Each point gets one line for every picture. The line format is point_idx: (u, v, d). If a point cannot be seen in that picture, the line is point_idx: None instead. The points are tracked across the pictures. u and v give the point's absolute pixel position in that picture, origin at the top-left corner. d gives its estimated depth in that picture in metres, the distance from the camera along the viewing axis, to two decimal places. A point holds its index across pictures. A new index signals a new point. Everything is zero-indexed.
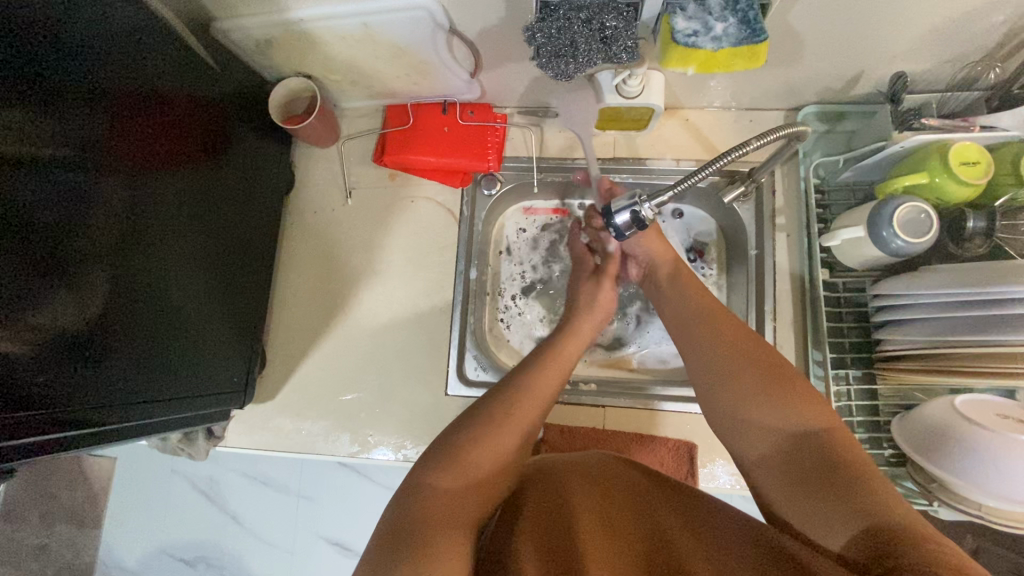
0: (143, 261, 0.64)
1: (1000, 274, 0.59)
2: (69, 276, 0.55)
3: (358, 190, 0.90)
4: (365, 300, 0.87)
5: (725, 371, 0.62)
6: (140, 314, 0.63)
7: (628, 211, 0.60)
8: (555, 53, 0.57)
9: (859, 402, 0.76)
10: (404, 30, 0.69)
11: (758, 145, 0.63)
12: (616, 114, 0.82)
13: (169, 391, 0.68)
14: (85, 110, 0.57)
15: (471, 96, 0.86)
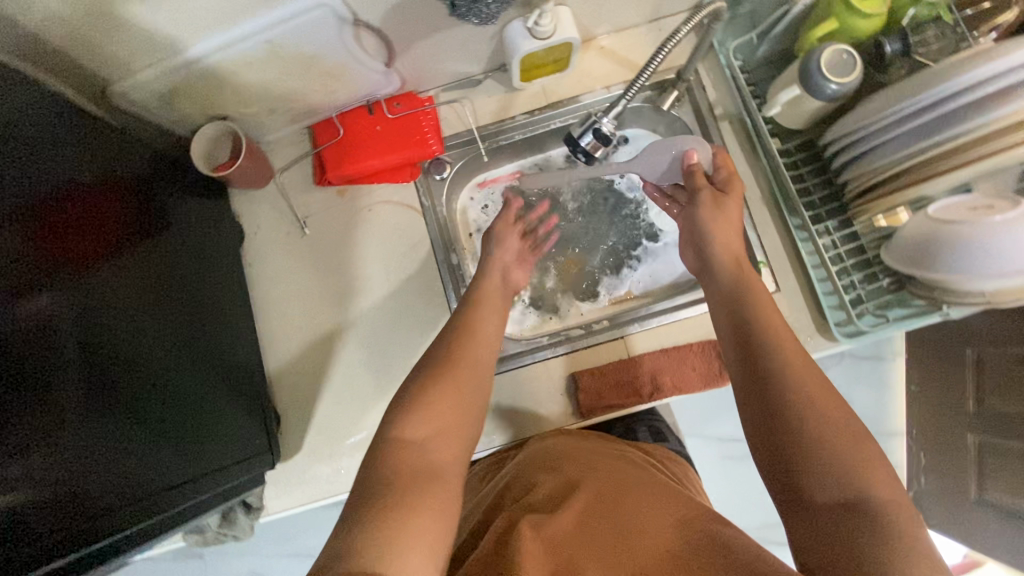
0: (125, 354, 0.60)
1: (944, 73, 0.62)
2: (50, 392, 0.49)
3: (312, 218, 0.87)
4: (356, 322, 0.84)
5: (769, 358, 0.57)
6: (142, 406, 0.59)
7: (591, 133, 0.61)
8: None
9: (845, 248, 0.80)
10: (309, 35, 0.67)
11: (677, 41, 0.66)
12: (535, 60, 0.83)
13: (193, 471, 0.64)
14: (16, 213, 0.50)
15: (392, 89, 0.84)
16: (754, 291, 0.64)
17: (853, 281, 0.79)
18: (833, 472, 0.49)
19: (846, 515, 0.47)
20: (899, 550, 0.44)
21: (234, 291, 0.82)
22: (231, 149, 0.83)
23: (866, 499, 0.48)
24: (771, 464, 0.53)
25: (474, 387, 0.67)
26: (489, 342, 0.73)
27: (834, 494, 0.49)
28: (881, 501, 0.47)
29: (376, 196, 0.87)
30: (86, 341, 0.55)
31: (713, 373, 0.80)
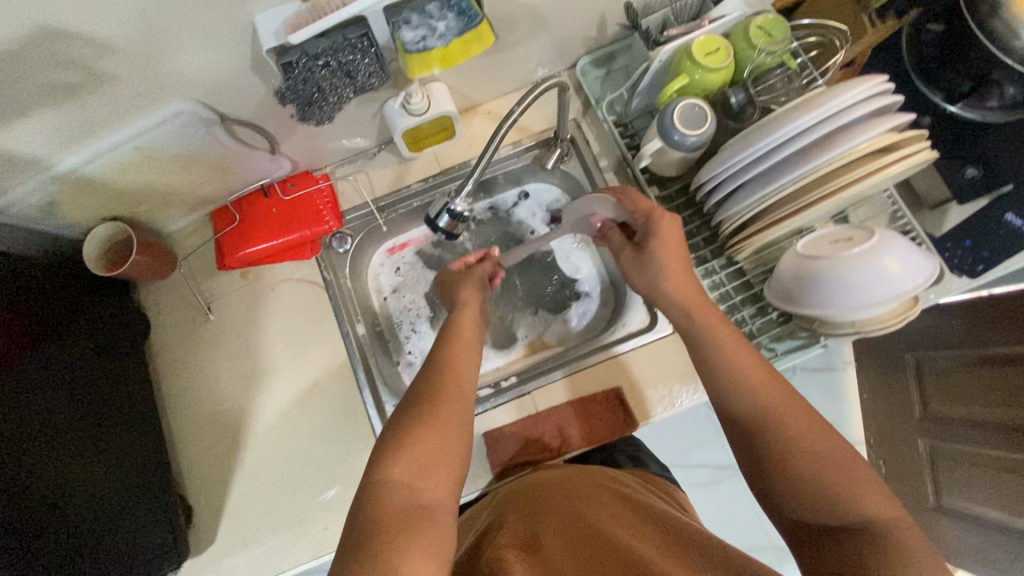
0: None
1: (779, 121, 0.66)
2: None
3: (218, 303, 0.88)
4: (268, 402, 0.85)
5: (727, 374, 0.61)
6: None
7: (447, 213, 0.63)
8: (307, 101, 0.63)
9: (733, 285, 0.82)
10: (176, 137, 0.69)
11: (522, 111, 0.66)
12: (419, 132, 0.86)
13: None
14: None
15: (285, 171, 0.87)
16: (721, 336, 0.63)
17: (745, 317, 0.81)
18: (823, 501, 0.51)
19: (843, 539, 0.49)
20: (900, 558, 0.46)
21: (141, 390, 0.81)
22: (120, 252, 0.83)
23: (849, 483, 0.51)
24: (764, 492, 0.55)
25: (461, 421, 0.64)
26: (467, 375, 0.69)
27: (829, 518, 0.50)
28: (872, 516, 0.49)
29: (280, 274, 0.89)
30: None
31: (619, 422, 0.81)
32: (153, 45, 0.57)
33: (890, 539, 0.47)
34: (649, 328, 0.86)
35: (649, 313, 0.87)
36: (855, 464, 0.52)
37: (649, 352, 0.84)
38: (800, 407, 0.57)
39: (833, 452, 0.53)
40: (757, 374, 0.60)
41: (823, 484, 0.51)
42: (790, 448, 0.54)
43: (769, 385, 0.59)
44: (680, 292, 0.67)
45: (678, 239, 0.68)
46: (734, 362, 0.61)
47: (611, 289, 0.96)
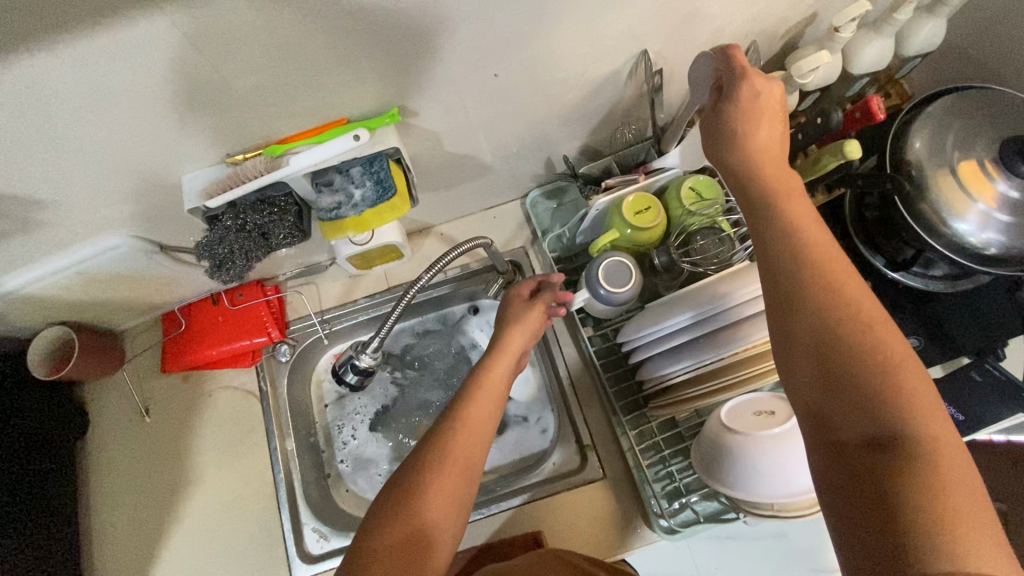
0: None
1: (707, 291, 0.67)
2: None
3: (155, 404, 0.90)
4: (189, 513, 0.85)
5: (785, 241, 0.46)
6: None
7: (350, 368, 0.66)
8: (225, 257, 0.64)
9: (664, 435, 0.80)
10: (118, 263, 0.73)
11: (432, 277, 0.68)
12: (365, 255, 0.88)
13: None
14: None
15: (235, 282, 0.90)
16: (788, 207, 0.48)
17: (672, 473, 0.78)
18: (871, 402, 0.39)
19: (886, 459, 0.37)
20: (945, 503, 0.35)
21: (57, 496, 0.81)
22: (59, 356, 0.85)
23: (913, 401, 0.39)
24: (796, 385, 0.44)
25: (470, 481, 0.58)
26: (485, 432, 0.62)
27: (864, 432, 0.39)
28: (927, 437, 0.37)
29: (221, 380, 0.91)
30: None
31: None
32: (86, 196, 0.60)
33: (949, 469, 0.36)
34: (577, 470, 0.83)
35: (580, 453, 0.85)
36: (920, 381, 0.39)
37: (574, 496, 0.82)
38: (868, 300, 0.43)
39: (894, 352, 0.40)
40: (827, 253, 0.45)
41: (875, 387, 0.39)
42: (845, 348, 0.41)
43: (836, 269, 0.44)
44: (754, 158, 0.51)
45: (769, 108, 0.51)
46: (800, 235, 0.46)
47: (550, 418, 0.94)
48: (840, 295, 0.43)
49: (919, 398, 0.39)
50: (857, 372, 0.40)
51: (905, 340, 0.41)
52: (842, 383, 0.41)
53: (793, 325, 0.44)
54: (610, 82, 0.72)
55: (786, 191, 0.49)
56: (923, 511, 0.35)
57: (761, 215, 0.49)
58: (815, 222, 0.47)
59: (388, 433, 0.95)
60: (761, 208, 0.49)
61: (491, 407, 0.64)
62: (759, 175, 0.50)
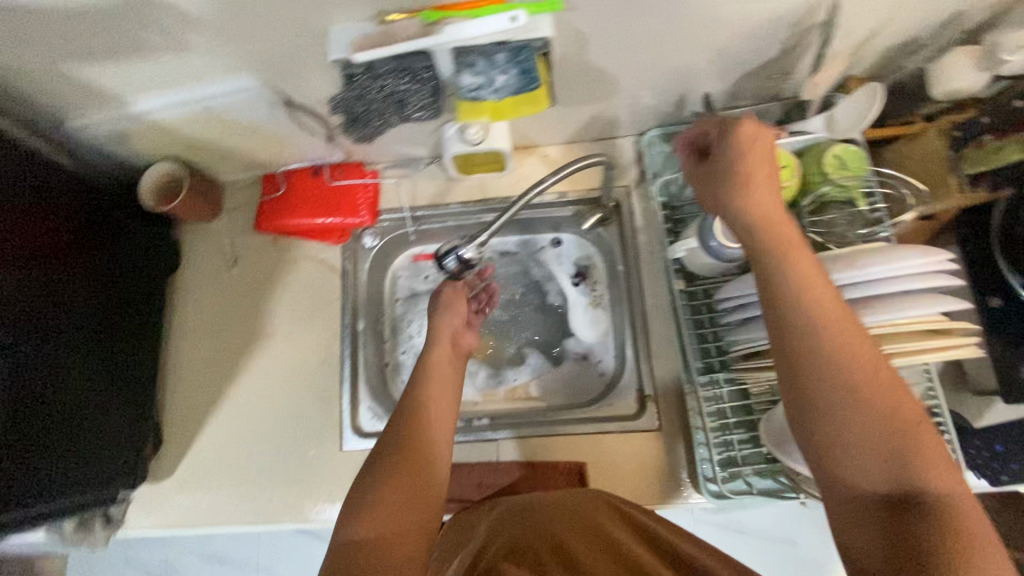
0: (25, 356, 0.66)
1: (833, 262, 0.62)
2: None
3: (243, 259, 0.93)
4: (257, 365, 0.89)
5: (804, 309, 0.49)
6: (34, 407, 0.66)
7: (454, 256, 0.66)
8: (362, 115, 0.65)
9: (732, 404, 0.77)
10: (244, 109, 0.74)
11: (554, 182, 0.68)
12: (469, 157, 0.87)
13: (62, 476, 0.70)
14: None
15: (338, 158, 0.90)
16: (799, 268, 0.51)
17: (732, 441, 0.76)
18: (900, 463, 0.45)
19: (918, 513, 0.44)
20: (973, 544, 0.41)
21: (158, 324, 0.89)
22: (163, 192, 0.88)
23: (920, 452, 0.45)
24: (812, 451, 0.49)
25: (426, 475, 0.64)
26: (441, 427, 0.69)
27: (888, 488, 0.46)
28: (936, 488, 0.44)
29: (305, 251, 0.93)
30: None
31: None
32: (235, 28, 0.60)
33: (960, 513, 0.43)
34: (633, 417, 0.82)
35: (638, 402, 0.83)
36: (926, 431, 0.46)
37: (625, 440, 0.82)
38: (876, 359, 0.48)
39: (910, 415, 0.46)
40: (840, 318, 0.48)
41: (891, 443, 0.45)
42: (866, 409, 0.46)
43: (852, 330, 0.48)
44: (763, 225, 0.53)
45: (764, 157, 0.55)
46: (809, 295, 0.49)
47: (612, 363, 0.93)
48: (845, 353, 0.47)
49: (930, 446, 0.45)
50: (882, 437, 0.46)
51: (911, 397, 0.47)
52: (872, 443, 0.46)
53: (797, 382, 0.49)
54: (783, 21, 0.66)
55: (803, 253, 0.52)
56: (941, 539, 0.42)
57: (779, 275, 0.51)
58: (832, 290, 0.50)
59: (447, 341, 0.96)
60: (774, 269, 0.51)
61: (448, 405, 0.72)
62: (782, 228, 0.53)
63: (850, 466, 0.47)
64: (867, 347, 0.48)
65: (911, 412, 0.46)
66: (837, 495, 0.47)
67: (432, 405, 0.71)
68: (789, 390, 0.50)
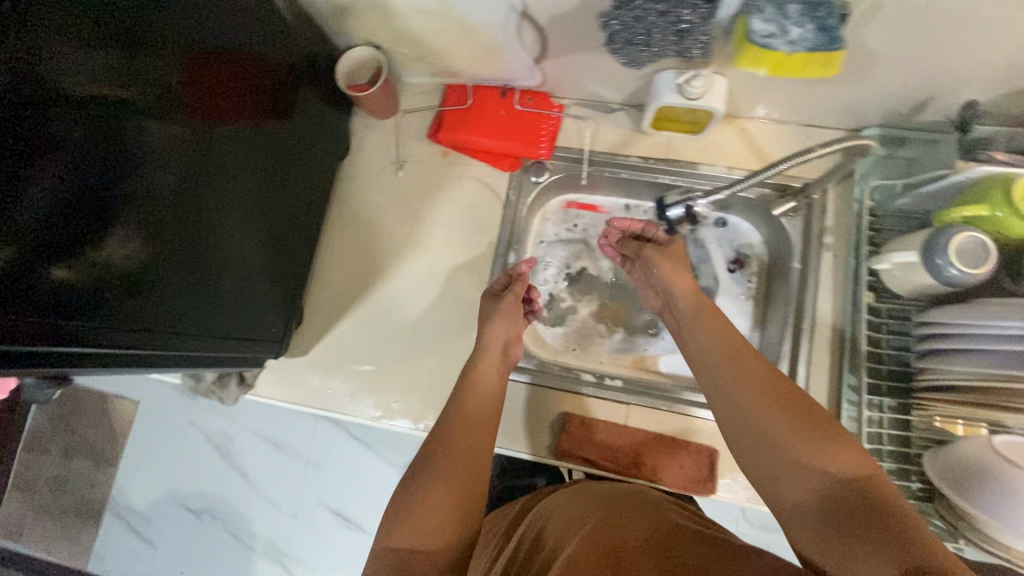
0: (195, 206, 0.65)
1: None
2: (61, 196, 0.48)
3: (410, 164, 0.92)
4: (405, 271, 0.90)
5: (712, 363, 0.65)
6: (194, 258, 0.66)
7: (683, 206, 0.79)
8: (631, 39, 0.60)
9: (891, 431, 0.74)
10: (479, 9, 0.71)
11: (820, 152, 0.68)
12: (673, 114, 0.82)
13: (220, 330, 0.72)
14: (112, 40, 0.52)
15: (532, 83, 0.87)
16: (706, 327, 0.69)
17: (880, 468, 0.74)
18: (820, 472, 0.52)
19: (857, 527, 0.47)
20: (900, 537, 0.45)
21: (310, 201, 0.87)
22: (365, 78, 0.88)
23: (851, 474, 0.51)
24: (767, 489, 0.56)
25: (472, 466, 0.66)
26: (484, 426, 0.72)
27: (828, 493, 0.51)
28: (856, 486, 0.50)
29: (472, 171, 0.91)
30: (148, 182, 0.57)
31: (696, 479, 0.77)
32: None
33: (892, 500, 0.49)
34: None
35: None
36: (846, 446, 0.53)
37: None
38: (780, 394, 0.58)
39: (802, 457, 0.54)
40: (757, 367, 0.62)
41: (792, 458, 0.54)
42: (775, 439, 0.56)
43: (767, 374, 0.61)
44: (691, 295, 0.74)
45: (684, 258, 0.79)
46: (722, 348, 0.65)
47: None
48: (767, 393, 0.59)
49: (866, 472, 0.51)
50: (815, 471, 0.52)
51: (807, 416, 0.56)
52: (800, 463, 0.53)
53: (733, 431, 0.60)
54: None
55: (711, 318, 0.70)
56: (882, 540, 0.45)
57: (695, 335, 0.70)
58: (733, 339, 0.66)
59: (585, 295, 0.94)
60: (699, 339, 0.69)
61: (490, 399, 0.75)
62: (682, 298, 0.74)
63: (791, 486, 0.54)
64: (754, 389, 0.59)
65: (842, 448, 0.52)
66: (785, 514, 0.54)
67: (466, 401, 0.74)
68: (734, 446, 0.60)
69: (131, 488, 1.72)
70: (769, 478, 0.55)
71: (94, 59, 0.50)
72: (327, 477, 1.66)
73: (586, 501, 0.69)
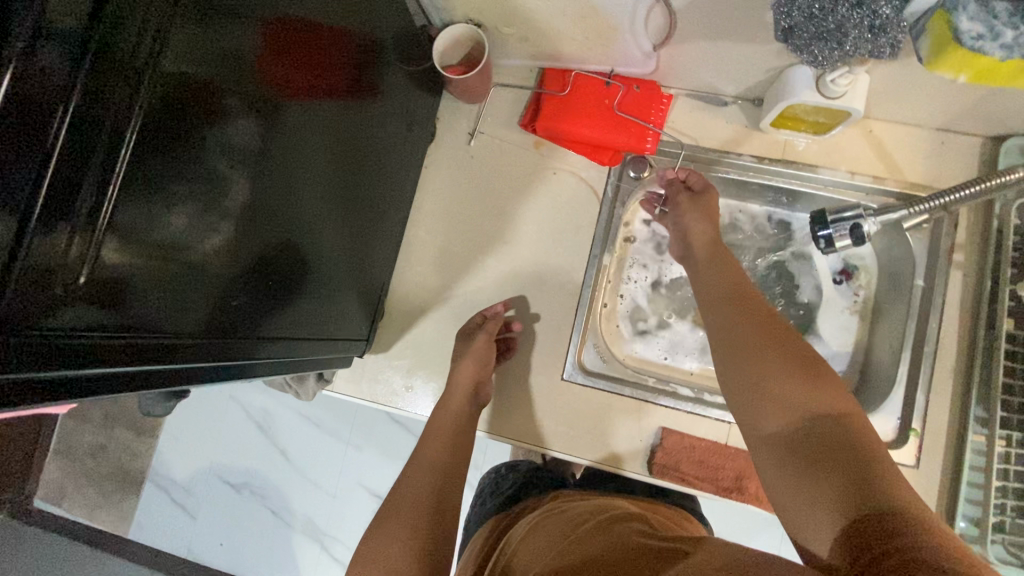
0: (280, 199, 0.57)
1: None
2: (178, 199, 0.43)
3: (500, 154, 0.87)
4: (492, 269, 0.85)
5: (714, 296, 0.66)
6: (281, 256, 0.59)
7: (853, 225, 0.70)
8: (816, 36, 0.51)
9: (1018, 468, 0.68)
10: None
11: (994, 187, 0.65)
12: (800, 114, 0.75)
13: (308, 333, 0.66)
14: (235, 22, 0.45)
15: (641, 71, 0.80)
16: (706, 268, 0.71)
17: (1004, 507, 0.68)
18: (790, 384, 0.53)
19: (853, 457, 0.46)
20: (884, 476, 0.44)
21: (394, 190, 0.82)
22: (465, 55, 0.83)
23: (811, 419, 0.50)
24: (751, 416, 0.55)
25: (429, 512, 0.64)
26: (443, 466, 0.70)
27: (818, 425, 0.50)
28: (827, 416, 0.50)
29: (566, 164, 0.85)
30: (254, 178, 0.52)
31: None
32: None
33: (864, 439, 0.48)
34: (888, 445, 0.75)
35: (896, 431, 0.76)
36: (836, 391, 0.52)
37: None
38: (766, 322, 0.60)
39: (805, 388, 0.53)
40: (757, 303, 0.63)
41: (796, 398, 0.52)
42: (757, 363, 0.56)
43: (741, 303, 0.63)
44: (696, 242, 0.75)
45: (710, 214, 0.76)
46: (729, 287, 0.66)
47: (854, 378, 0.84)
48: (763, 324, 0.60)
49: (823, 399, 0.51)
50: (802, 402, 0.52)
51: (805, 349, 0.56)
52: (778, 386, 0.54)
53: (725, 351, 0.60)
54: None
55: (728, 261, 0.70)
56: (857, 469, 0.45)
57: (708, 275, 0.70)
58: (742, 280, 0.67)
59: (676, 301, 0.89)
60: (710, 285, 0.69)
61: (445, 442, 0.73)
62: (698, 250, 0.74)
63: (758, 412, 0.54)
64: (746, 318, 0.61)
65: (820, 395, 0.52)
66: (762, 459, 0.53)
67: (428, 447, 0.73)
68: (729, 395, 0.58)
69: (172, 457, 1.53)
70: (754, 411, 0.54)
71: (182, 31, 0.41)
72: (372, 460, 1.43)
73: (557, 523, 0.62)
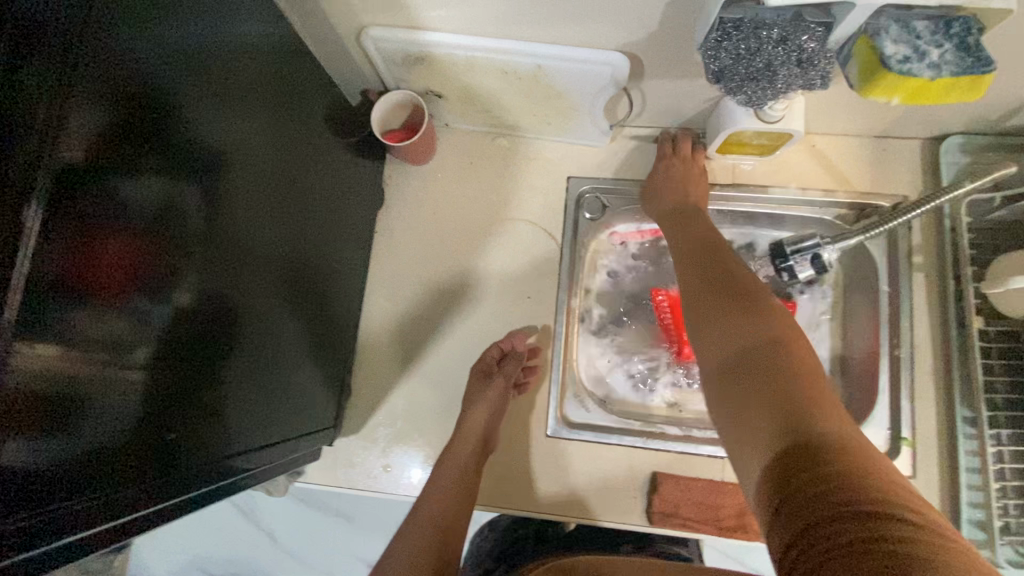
0: (226, 301, 0.53)
1: None
2: (101, 329, 0.38)
3: (455, 211, 0.85)
4: (460, 329, 0.82)
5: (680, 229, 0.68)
6: (232, 361, 0.54)
7: (814, 254, 0.70)
8: (748, 75, 0.52)
9: (1014, 466, 0.66)
10: (575, 77, 0.67)
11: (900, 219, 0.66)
12: (743, 140, 0.75)
13: (269, 434, 0.61)
14: (155, 126, 0.42)
15: (596, 142, 0.82)
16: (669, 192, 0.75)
17: (1007, 507, 0.66)
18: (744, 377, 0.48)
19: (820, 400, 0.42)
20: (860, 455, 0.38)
21: (342, 257, 0.77)
22: (406, 119, 0.82)
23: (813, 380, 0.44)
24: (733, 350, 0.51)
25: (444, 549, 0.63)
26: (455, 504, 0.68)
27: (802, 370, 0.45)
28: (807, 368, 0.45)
29: (521, 213, 0.84)
30: (194, 284, 0.48)
31: None
32: None
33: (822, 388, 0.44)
34: (884, 457, 0.73)
35: (887, 442, 0.74)
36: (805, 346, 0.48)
37: None
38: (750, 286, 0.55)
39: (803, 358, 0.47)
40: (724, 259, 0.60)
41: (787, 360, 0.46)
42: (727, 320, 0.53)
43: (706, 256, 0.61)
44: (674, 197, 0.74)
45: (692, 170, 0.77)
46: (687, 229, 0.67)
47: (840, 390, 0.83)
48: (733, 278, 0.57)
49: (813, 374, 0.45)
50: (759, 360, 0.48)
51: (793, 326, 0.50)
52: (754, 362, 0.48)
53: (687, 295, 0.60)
54: None
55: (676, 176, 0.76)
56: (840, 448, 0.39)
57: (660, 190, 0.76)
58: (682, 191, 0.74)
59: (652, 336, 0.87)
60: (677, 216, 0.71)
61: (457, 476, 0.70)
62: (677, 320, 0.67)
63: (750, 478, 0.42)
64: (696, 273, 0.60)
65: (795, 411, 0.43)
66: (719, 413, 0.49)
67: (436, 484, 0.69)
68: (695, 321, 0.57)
69: (150, 556, 1.42)
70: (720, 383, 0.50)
71: (97, 147, 0.37)
72: (365, 530, 1.36)
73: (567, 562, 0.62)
